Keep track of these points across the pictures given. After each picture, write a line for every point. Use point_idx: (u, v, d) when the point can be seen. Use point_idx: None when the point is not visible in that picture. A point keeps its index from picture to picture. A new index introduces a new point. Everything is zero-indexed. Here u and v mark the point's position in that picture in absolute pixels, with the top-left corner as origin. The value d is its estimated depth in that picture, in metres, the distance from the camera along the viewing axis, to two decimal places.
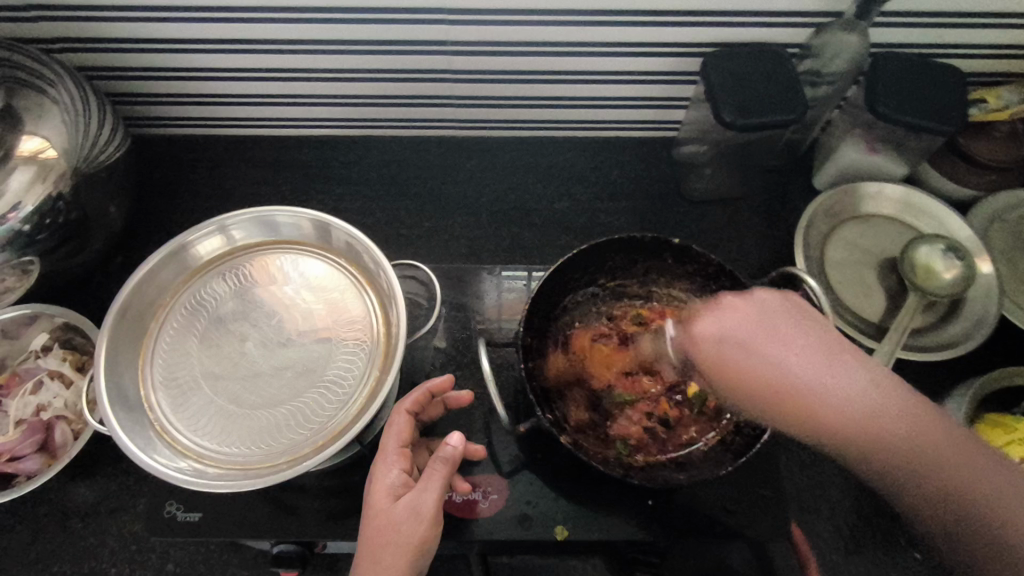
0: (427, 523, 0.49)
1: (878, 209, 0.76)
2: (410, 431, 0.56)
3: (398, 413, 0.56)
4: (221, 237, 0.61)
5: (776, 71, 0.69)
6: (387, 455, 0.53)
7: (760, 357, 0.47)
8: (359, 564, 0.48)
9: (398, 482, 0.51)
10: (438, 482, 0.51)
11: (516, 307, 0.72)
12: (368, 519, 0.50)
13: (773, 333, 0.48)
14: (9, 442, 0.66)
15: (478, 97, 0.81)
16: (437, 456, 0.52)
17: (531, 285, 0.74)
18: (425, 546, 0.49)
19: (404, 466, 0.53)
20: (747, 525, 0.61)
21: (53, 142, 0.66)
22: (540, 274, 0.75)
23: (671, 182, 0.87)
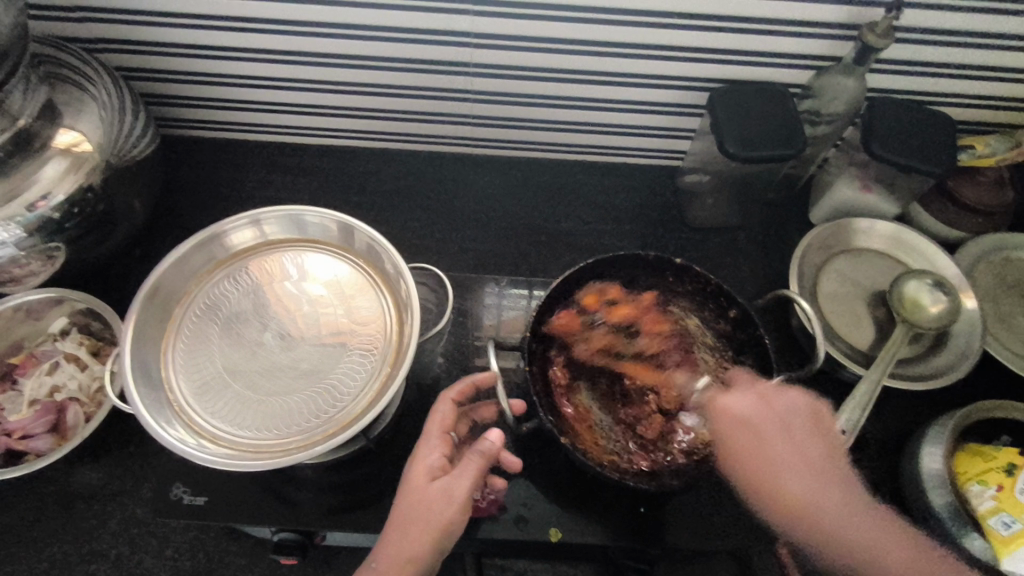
0: (457, 507, 0.52)
1: (869, 244, 0.80)
2: (453, 419, 0.59)
3: (443, 401, 0.59)
4: (253, 231, 0.65)
5: (778, 109, 0.73)
6: (431, 438, 0.57)
7: (771, 459, 0.55)
8: (388, 534, 0.52)
9: (437, 465, 0.55)
10: (473, 472, 0.54)
11: (514, 324, 0.75)
12: (405, 495, 0.53)
13: (795, 437, 0.56)
14: (22, 420, 0.68)
15: (495, 118, 0.85)
16: (476, 448, 0.54)
17: (532, 304, 0.77)
18: (449, 528, 0.52)
19: (445, 451, 0.56)
20: (733, 538, 0.64)
21: (89, 136, 0.69)
22: (541, 293, 0.78)
23: (674, 208, 0.90)
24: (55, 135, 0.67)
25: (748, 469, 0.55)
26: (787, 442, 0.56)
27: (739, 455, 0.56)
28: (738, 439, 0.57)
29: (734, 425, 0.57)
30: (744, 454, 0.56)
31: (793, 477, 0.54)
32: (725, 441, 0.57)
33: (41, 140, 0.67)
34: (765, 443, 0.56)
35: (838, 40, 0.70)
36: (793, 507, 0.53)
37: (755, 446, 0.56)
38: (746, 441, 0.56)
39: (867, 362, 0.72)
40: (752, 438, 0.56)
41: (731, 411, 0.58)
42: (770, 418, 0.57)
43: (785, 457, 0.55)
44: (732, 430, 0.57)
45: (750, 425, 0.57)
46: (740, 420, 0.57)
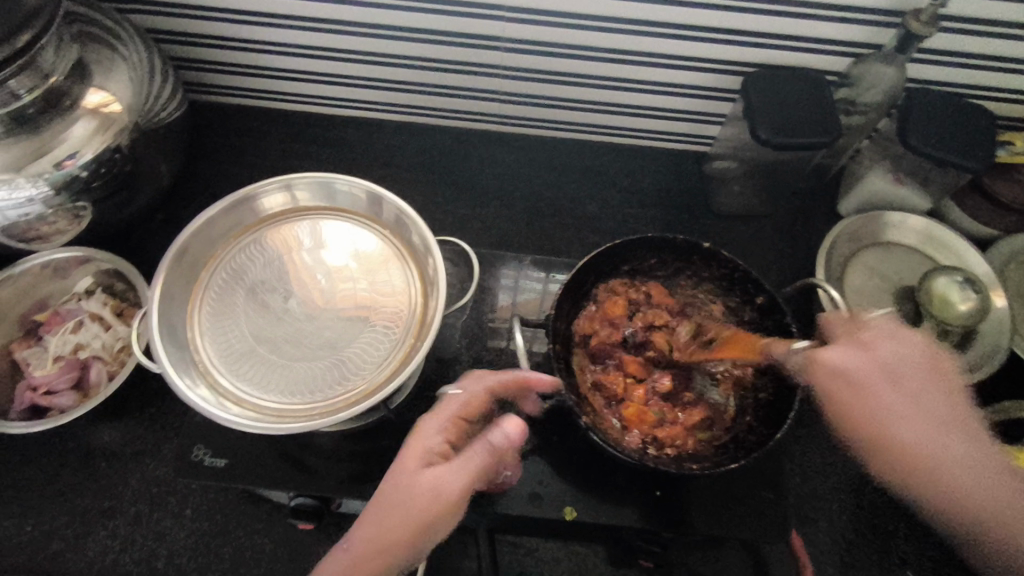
0: (452, 499, 0.47)
1: (900, 238, 0.79)
2: (479, 408, 0.56)
3: (476, 390, 0.57)
4: (284, 195, 0.64)
5: (812, 96, 0.72)
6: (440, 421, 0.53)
7: (880, 406, 0.48)
8: (360, 520, 0.47)
9: (436, 450, 0.50)
10: (476, 463, 0.49)
11: (530, 305, 0.75)
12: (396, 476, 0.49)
13: (907, 383, 0.48)
14: (47, 376, 0.69)
15: (523, 96, 0.83)
16: (484, 440, 0.50)
17: (547, 288, 0.76)
18: (429, 524, 0.46)
19: (449, 436, 0.52)
20: (747, 524, 0.63)
21: (118, 97, 0.69)
22: (557, 278, 0.77)
23: (700, 194, 0.89)
24: (85, 94, 0.67)
25: (868, 437, 0.48)
26: (908, 396, 0.48)
27: (857, 418, 0.48)
28: (841, 390, 0.48)
29: (835, 383, 0.49)
30: (846, 398, 0.48)
31: (926, 432, 0.47)
32: (820, 381, 0.49)
33: (70, 99, 0.66)
34: (908, 389, 0.48)
35: (877, 27, 0.69)
36: (934, 475, 0.47)
37: (872, 394, 0.48)
38: (853, 390, 0.48)
39: None
40: (874, 385, 0.48)
41: (834, 360, 0.49)
42: (881, 363, 0.49)
43: (886, 398, 0.48)
44: (841, 383, 0.48)
45: (868, 375, 0.48)
46: (841, 373, 0.49)
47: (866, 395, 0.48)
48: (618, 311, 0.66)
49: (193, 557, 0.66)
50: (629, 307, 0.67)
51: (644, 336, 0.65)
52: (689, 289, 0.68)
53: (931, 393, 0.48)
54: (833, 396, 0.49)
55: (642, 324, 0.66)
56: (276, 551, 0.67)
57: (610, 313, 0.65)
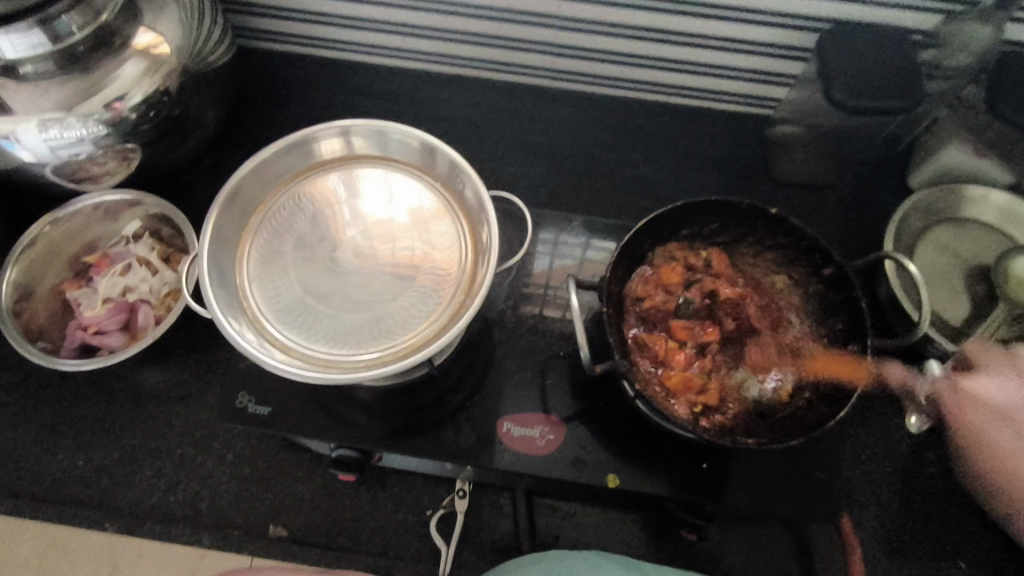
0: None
1: (978, 214, 0.73)
2: None
3: None
4: (340, 142, 0.63)
5: (896, 56, 0.66)
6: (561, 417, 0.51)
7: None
8: None
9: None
10: None
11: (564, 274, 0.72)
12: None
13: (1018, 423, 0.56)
14: (97, 317, 0.70)
15: (580, 49, 0.80)
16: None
17: (586, 255, 0.73)
18: None
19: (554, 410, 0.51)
20: (797, 503, 0.61)
21: (167, 38, 0.67)
22: (598, 245, 0.74)
23: (760, 160, 0.85)
24: (135, 34, 0.65)
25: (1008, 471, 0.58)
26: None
27: (1002, 460, 0.57)
28: (974, 416, 0.59)
29: (982, 413, 0.58)
30: (1009, 460, 0.57)
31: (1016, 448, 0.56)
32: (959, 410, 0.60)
33: (120, 38, 0.65)
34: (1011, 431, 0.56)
35: None
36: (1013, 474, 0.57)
37: (986, 433, 0.58)
38: (991, 419, 0.58)
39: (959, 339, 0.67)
40: (1001, 411, 0.57)
41: (993, 398, 0.58)
42: None
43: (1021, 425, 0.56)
44: (983, 419, 0.58)
45: (1013, 403, 0.56)
46: (999, 408, 0.57)
47: (1000, 420, 0.57)
48: (674, 278, 0.63)
49: (236, 500, 0.67)
50: (686, 273, 0.64)
51: (701, 304, 0.62)
52: (750, 258, 0.65)
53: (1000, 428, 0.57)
54: (995, 429, 0.57)
55: (699, 292, 0.63)
56: (316, 498, 0.67)
57: (666, 280, 0.63)
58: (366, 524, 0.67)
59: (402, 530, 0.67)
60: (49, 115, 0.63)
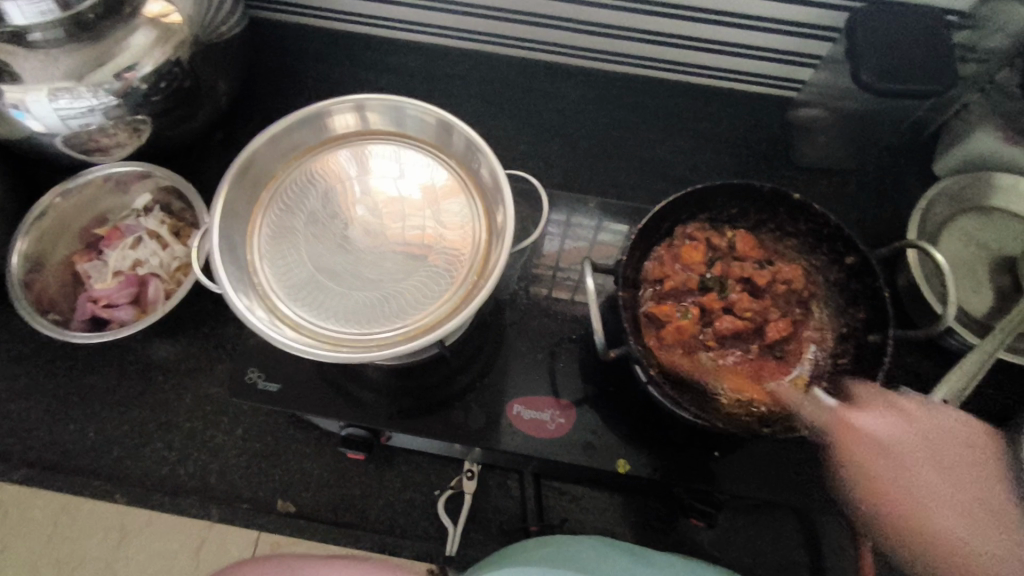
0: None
1: (1007, 203, 0.71)
2: None
3: None
4: (354, 116, 0.61)
5: (928, 38, 0.64)
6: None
7: (901, 473, 0.47)
8: None
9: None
10: None
11: (574, 256, 0.71)
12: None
13: (919, 459, 0.47)
14: (107, 290, 0.70)
15: (598, 25, 0.77)
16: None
17: (598, 238, 0.72)
18: None
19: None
20: (802, 492, 0.61)
21: (178, 7, 0.65)
22: (612, 226, 0.72)
23: (781, 143, 0.83)
24: (146, 3, 0.64)
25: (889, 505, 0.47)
26: (943, 476, 0.45)
27: (873, 480, 0.49)
28: (864, 455, 0.50)
29: (864, 447, 0.50)
30: (877, 476, 0.49)
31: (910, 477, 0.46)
32: (848, 454, 0.51)
33: (131, 6, 0.63)
34: (927, 471, 0.46)
35: None
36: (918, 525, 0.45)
37: (882, 465, 0.49)
38: (879, 462, 0.49)
39: (982, 332, 0.65)
40: (890, 448, 0.49)
41: (860, 425, 0.51)
42: (918, 437, 0.48)
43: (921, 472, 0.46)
44: (867, 456, 0.50)
45: (886, 439, 0.49)
46: (875, 441, 0.50)
47: (877, 454, 0.49)
48: (696, 257, 0.61)
49: (245, 475, 0.67)
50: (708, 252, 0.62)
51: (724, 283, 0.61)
52: (771, 243, 0.63)
53: (935, 471, 0.46)
54: (870, 458, 0.50)
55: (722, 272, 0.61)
56: (324, 475, 0.67)
57: (687, 258, 0.61)
58: (374, 502, 0.67)
59: (410, 509, 0.67)
60: (60, 84, 0.62)
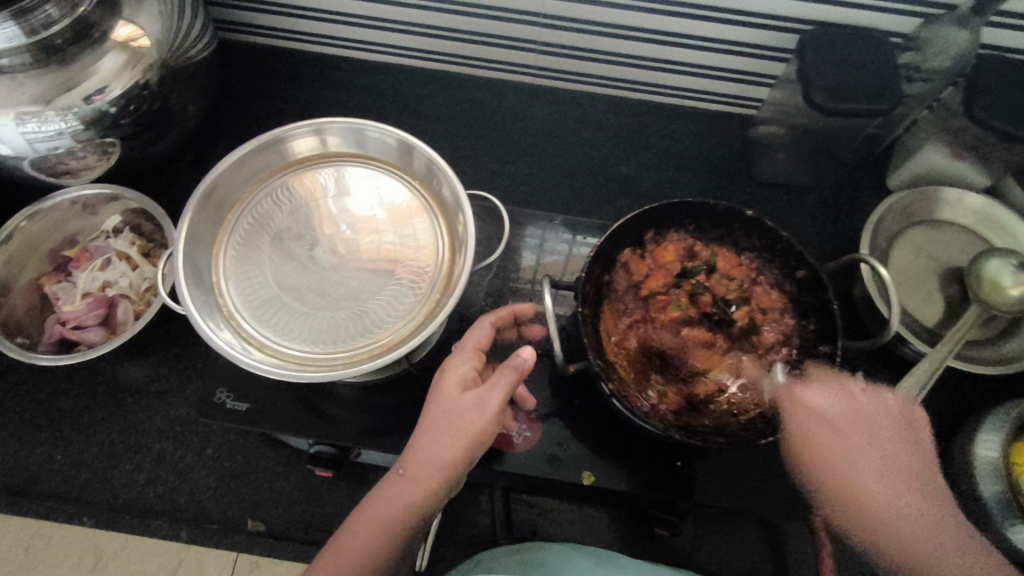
0: (488, 418, 0.49)
1: (953, 216, 0.74)
2: (466, 375, 0.53)
3: (464, 359, 0.54)
4: (314, 139, 0.63)
5: (875, 60, 0.67)
6: (466, 349, 0.55)
7: (850, 455, 0.50)
8: (360, 511, 0.49)
9: (468, 376, 0.53)
10: (409, 471, 0.49)
11: (554, 268, 0.72)
12: (434, 401, 0.51)
13: (872, 442, 0.50)
14: (75, 311, 0.70)
15: (562, 47, 0.80)
16: (509, 362, 0.51)
17: (575, 250, 0.74)
18: (402, 519, 0.48)
19: (477, 364, 0.54)
20: (768, 501, 0.62)
21: (147, 31, 0.66)
22: (584, 240, 0.74)
23: (741, 160, 0.85)
24: (115, 27, 0.65)
25: (829, 474, 0.49)
26: (879, 455, 0.50)
27: (821, 456, 0.50)
28: (822, 438, 0.50)
29: (814, 424, 0.51)
30: (827, 451, 0.50)
31: (858, 471, 0.49)
32: (805, 436, 0.51)
33: (99, 31, 0.64)
34: (857, 447, 0.50)
35: None
36: (875, 517, 0.48)
37: (840, 456, 0.50)
38: (827, 437, 0.50)
39: (932, 341, 0.68)
40: (832, 434, 0.50)
41: (815, 406, 0.52)
42: (855, 417, 0.51)
43: (861, 456, 0.50)
44: (812, 429, 0.51)
45: (831, 418, 0.51)
46: (824, 416, 0.51)
47: (826, 426, 0.51)
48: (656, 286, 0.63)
49: (214, 494, 0.67)
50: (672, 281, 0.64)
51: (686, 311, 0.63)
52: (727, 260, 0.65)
53: (879, 457, 0.50)
54: (814, 430, 0.51)
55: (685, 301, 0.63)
56: (294, 493, 0.68)
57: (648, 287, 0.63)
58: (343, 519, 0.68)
59: None
60: (27, 109, 0.62)
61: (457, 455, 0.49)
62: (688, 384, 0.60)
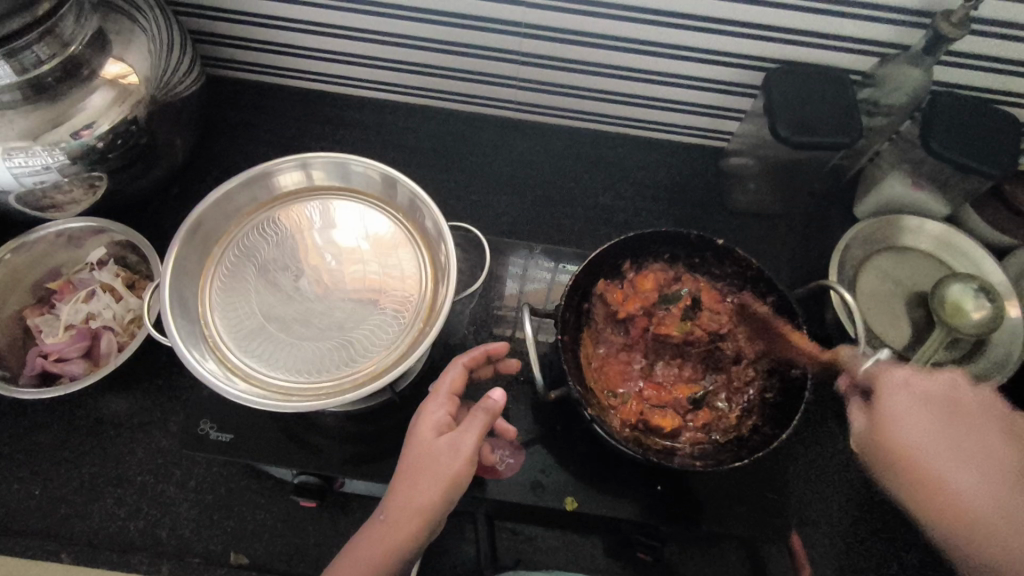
0: (462, 460, 0.51)
1: (916, 243, 0.78)
2: (442, 419, 0.54)
3: (440, 404, 0.55)
4: (300, 173, 0.64)
5: (835, 96, 0.70)
6: (440, 394, 0.56)
7: (935, 440, 0.49)
8: (342, 560, 0.50)
9: (443, 420, 0.54)
10: (390, 517, 0.50)
11: (536, 297, 0.74)
12: (411, 448, 0.52)
13: (950, 425, 0.50)
14: (58, 344, 0.70)
15: (541, 83, 0.83)
16: (481, 407, 0.53)
17: (556, 279, 0.76)
18: (381, 567, 0.49)
19: (452, 408, 0.55)
20: (746, 523, 0.63)
21: (136, 69, 0.68)
22: (564, 269, 0.76)
23: (714, 190, 0.89)
24: (104, 64, 0.66)
25: (910, 465, 0.49)
26: (964, 436, 0.50)
27: (901, 438, 0.50)
28: (904, 426, 0.50)
29: (901, 408, 0.51)
30: (910, 439, 0.50)
31: (936, 453, 0.49)
32: (882, 416, 0.52)
33: (89, 69, 0.66)
34: (941, 432, 0.50)
35: (906, 26, 0.67)
36: (943, 495, 0.48)
37: (925, 436, 0.50)
38: (913, 423, 0.50)
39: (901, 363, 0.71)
40: (915, 423, 0.50)
41: (895, 385, 0.52)
42: (938, 407, 0.51)
43: (939, 438, 0.49)
44: (895, 407, 0.51)
45: (915, 409, 0.51)
46: (908, 399, 0.52)
47: (916, 412, 0.51)
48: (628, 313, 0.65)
49: (196, 528, 0.67)
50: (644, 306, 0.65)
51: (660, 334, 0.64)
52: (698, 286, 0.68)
53: (959, 437, 0.50)
54: (891, 411, 0.52)
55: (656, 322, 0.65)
56: (277, 525, 0.68)
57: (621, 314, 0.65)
58: (327, 550, 0.67)
59: None
60: (14, 144, 0.63)
61: (433, 500, 0.49)
62: (649, 406, 0.61)
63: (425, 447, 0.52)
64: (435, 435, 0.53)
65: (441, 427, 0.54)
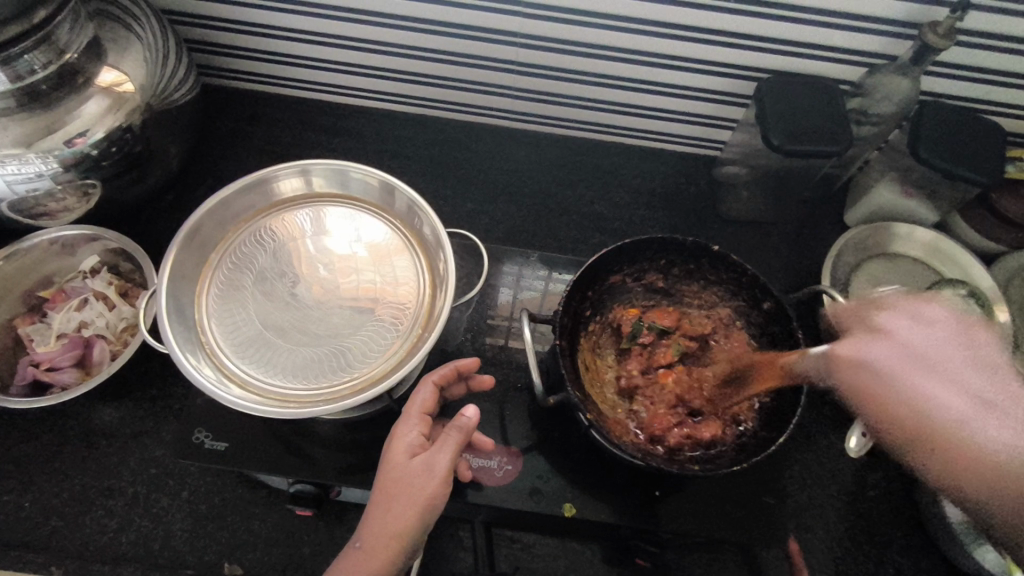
0: (438, 481, 0.51)
1: (906, 250, 0.79)
2: (414, 440, 0.55)
3: (413, 424, 0.56)
4: (299, 180, 0.64)
5: (825, 105, 0.72)
6: (411, 414, 0.57)
7: (902, 382, 0.44)
8: None
9: (416, 442, 0.54)
10: (369, 544, 0.50)
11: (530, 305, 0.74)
12: (385, 472, 0.53)
13: (940, 360, 0.44)
14: (50, 352, 0.69)
15: (536, 92, 0.83)
16: (455, 424, 0.54)
17: (551, 286, 0.76)
18: None
19: (424, 428, 0.56)
20: (744, 528, 0.63)
21: (131, 77, 0.68)
22: (560, 276, 0.77)
23: (708, 198, 0.89)
24: (99, 73, 0.66)
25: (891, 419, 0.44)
26: (968, 365, 0.44)
27: (871, 393, 0.46)
28: (852, 376, 0.47)
29: (855, 370, 0.47)
30: (874, 391, 0.45)
31: (944, 397, 0.43)
32: (858, 383, 0.47)
33: (84, 76, 0.65)
34: (926, 360, 0.45)
35: (894, 37, 0.69)
36: (948, 447, 0.42)
37: (898, 376, 0.45)
38: (873, 368, 0.46)
39: None
40: (894, 369, 0.45)
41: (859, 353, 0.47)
42: (927, 339, 0.45)
43: (930, 378, 0.44)
44: (862, 364, 0.47)
45: (894, 360, 0.45)
46: (864, 360, 0.47)
47: (872, 363, 0.46)
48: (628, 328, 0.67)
49: (189, 538, 0.66)
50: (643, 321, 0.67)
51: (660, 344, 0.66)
52: (695, 294, 0.68)
53: (963, 369, 0.44)
54: (863, 371, 0.46)
55: (654, 334, 0.66)
56: (272, 535, 0.67)
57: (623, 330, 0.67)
58: (323, 560, 0.66)
59: None
60: (9, 151, 0.62)
61: (410, 523, 0.50)
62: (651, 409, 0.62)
63: (399, 469, 0.52)
64: (409, 457, 0.53)
65: (415, 449, 0.54)
